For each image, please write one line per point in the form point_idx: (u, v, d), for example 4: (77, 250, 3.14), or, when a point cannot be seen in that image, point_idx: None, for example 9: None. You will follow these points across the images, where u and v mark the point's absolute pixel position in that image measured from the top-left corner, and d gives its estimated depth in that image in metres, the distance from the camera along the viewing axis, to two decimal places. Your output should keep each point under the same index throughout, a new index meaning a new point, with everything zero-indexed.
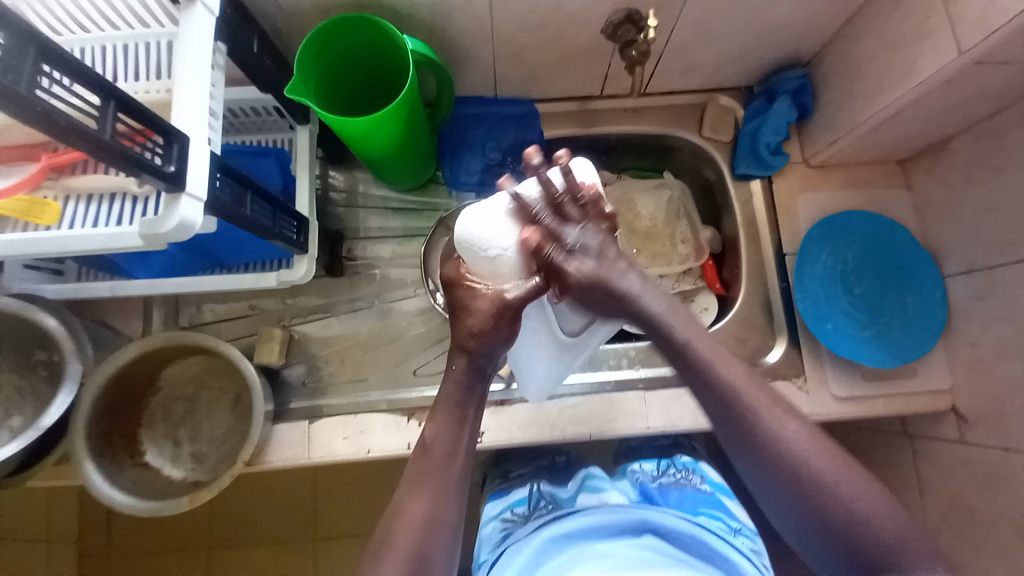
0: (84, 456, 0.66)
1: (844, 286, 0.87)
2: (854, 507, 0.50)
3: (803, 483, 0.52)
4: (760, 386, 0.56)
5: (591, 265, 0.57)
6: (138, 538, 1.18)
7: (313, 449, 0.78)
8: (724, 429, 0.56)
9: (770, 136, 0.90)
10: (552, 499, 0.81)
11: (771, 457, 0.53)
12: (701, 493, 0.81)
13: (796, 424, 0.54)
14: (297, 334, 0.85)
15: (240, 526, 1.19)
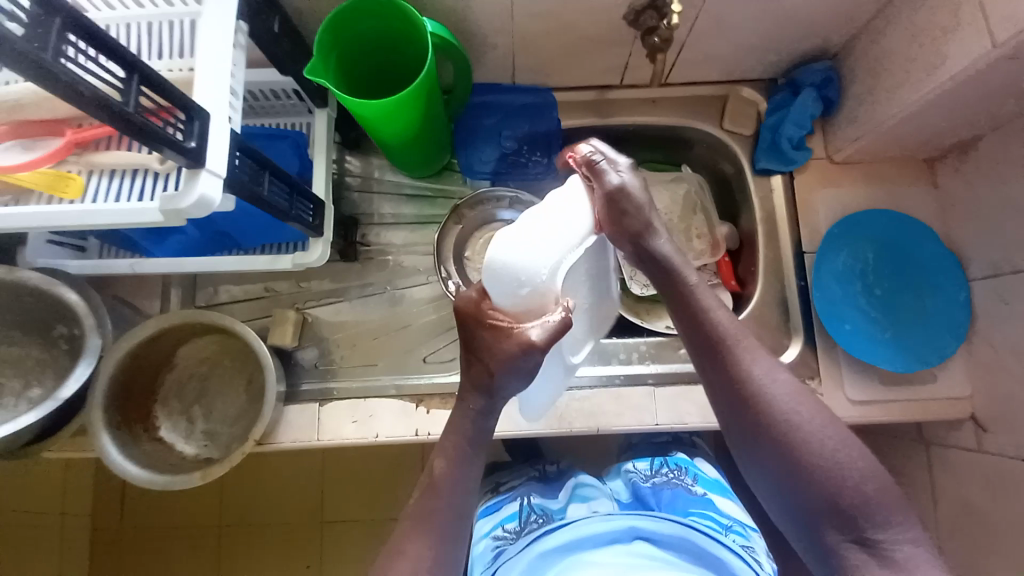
0: (101, 428, 0.68)
1: (862, 285, 0.85)
2: (836, 462, 0.52)
3: (785, 438, 0.54)
4: (755, 345, 0.58)
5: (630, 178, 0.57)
6: (150, 511, 1.22)
7: (322, 432, 0.79)
8: (718, 394, 0.58)
9: (792, 130, 0.88)
10: (544, 511, 0.79)
11: (759, 407, 0.55)
12: (692, 494, 0.80)
13: (788, 388, 0.55)
14: (310, 317, 0.86)
15: (248, 508, 1.22)
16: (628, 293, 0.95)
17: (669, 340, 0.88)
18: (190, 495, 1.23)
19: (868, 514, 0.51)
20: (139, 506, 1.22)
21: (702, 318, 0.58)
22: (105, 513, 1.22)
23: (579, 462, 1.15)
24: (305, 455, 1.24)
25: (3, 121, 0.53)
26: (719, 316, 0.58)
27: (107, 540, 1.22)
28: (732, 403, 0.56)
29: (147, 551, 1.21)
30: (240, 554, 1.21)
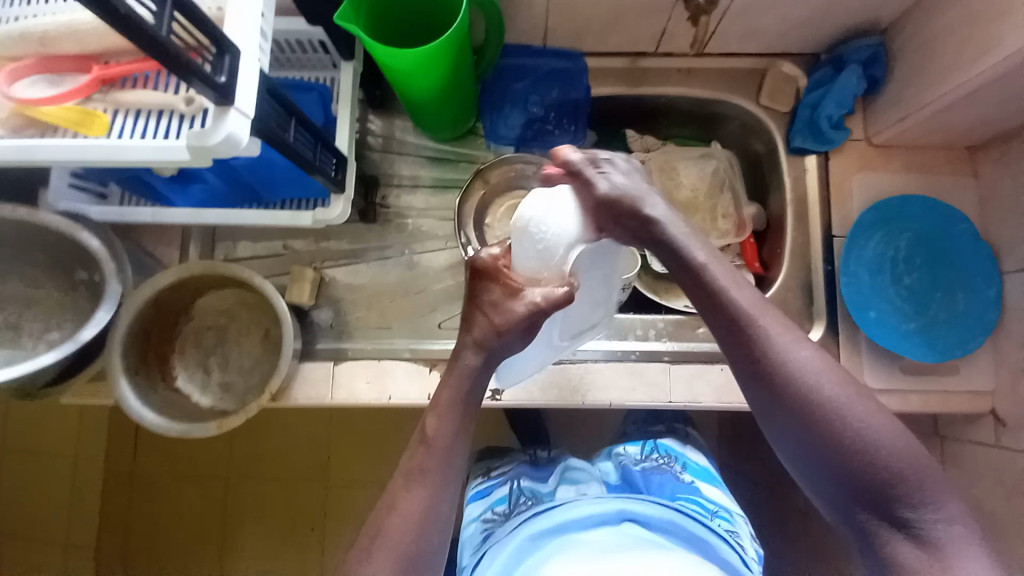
0: (119, 372, 0.68)
1: (892, 274, 0.83)
2: (872, 443, 0.49)
3: (811, 418, 0.51)
4: (772, 316, 0.54)
5: (617, 180, 0.58)
6: (159, 462, 1.24)
7: (335, 389, 0.79)
8: (743, 372, 0.54)
9: (833, 109, 0.85)
10: (534, 495, 0.79)
11: (783, 387, 0.52)
12: (680, 480, 0.80)
13: (814, 361, 0.52)
14: (326, 277, 0.85)
15: (257, 463, 1.24)
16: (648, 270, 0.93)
17: (687, 319, 0.86)
18: (201, 449, 1.25)
19: (906, 495, 0.48)
20: (149, 457, 1.25)
21: (719, 292, 0.54)
22: (115, 463, 1.24)
23: (582, 436, 1.15)
24: (313, 414, 1.25)
25: (32, 54, 0.53)
26: (737, 289, 0.55)
27: (114, 488, 1.24)
28: (758, 379, 0.53)
29: (155, 501, 1.23)
30: (247, 507, 1.23)
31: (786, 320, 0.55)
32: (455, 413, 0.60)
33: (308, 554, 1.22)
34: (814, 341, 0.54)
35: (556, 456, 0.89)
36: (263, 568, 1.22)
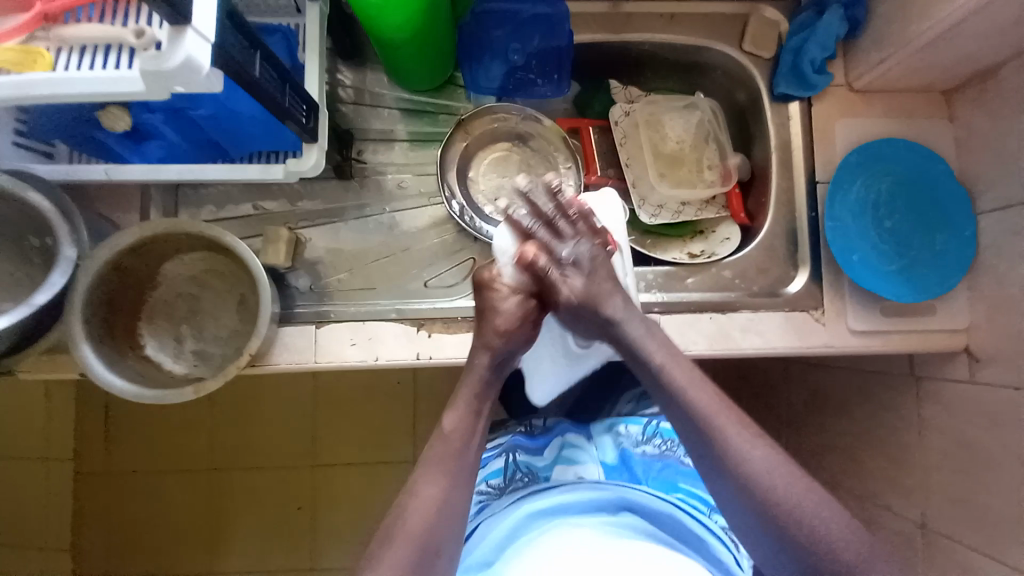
0: (81, 339, 0.63)
1: (874, 218, 0.83)
2: (821, 528, 0.54)
3: (765, 512, 0.55)
4: (729, 412, 0.60)
5: (579, 282, 0.68)
6: (138, 454, 1.24)
7: (320, 353, 0.76)
8: (704, 469, 0.60)
9: (816, 52, 0.84)
10: (529, 470, 0.80)
11: (710, 452, 0.59)
12: (683, 466, 0.79)
13: (765, 455, 0.57)
14: (303, 237, 0.80)
15: (241, 448, 1.24)
16: (636, 224, 0.91)
17: (677, 270, 0.85)
18: (180, 437, 1.24)
19: None
20: (126, 447, 1.24)
21: (657, 370, 0.64)
22: (89, 454, 1.23)
23: None
24: (296, 397, 1.26)
25: None
26: (672, 366, 0.64)
27: (90, 483, 1.23)
28: (719, 475, 0.58)
29: (136, 494, 1.23)
30: (232, 496, 1.23)
31: (744, 414, 0.61)
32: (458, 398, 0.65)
33: (298, 540, 1.22)
34: (766, 433, 0.59)
35: (552, 423, 0.89)
36: (253, 556, 1.22)
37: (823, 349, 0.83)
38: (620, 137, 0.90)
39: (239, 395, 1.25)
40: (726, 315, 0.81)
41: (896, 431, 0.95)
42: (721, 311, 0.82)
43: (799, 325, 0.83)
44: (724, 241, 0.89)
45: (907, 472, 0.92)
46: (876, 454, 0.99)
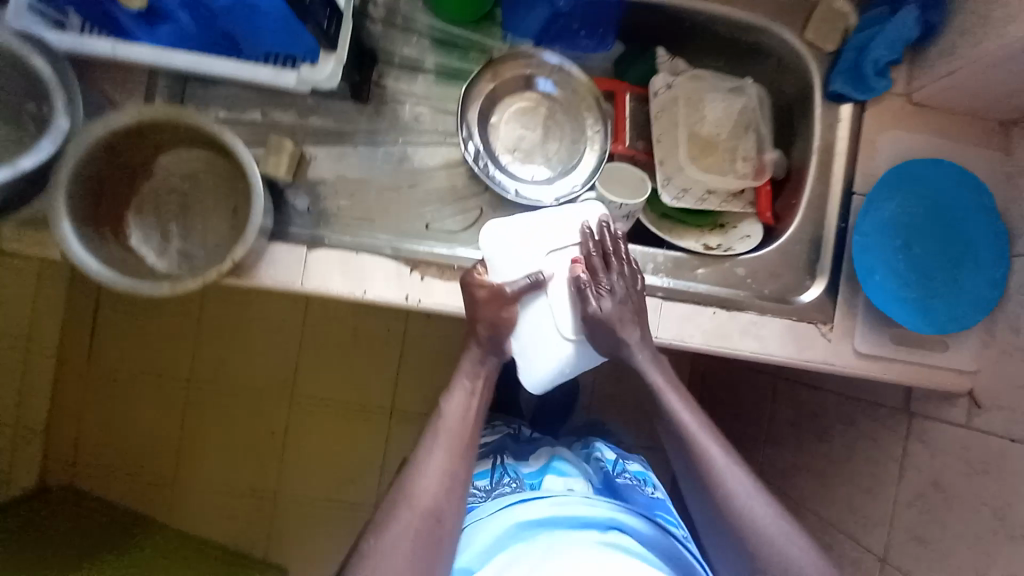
0: (62, 214, 0.60)
1: (901, 241, 0.79)
2: (781, 547, 0.63)
3: (736, 526, 0.64)
4: (717, 437, 0.68)
5: (610, 305, 0.68)
6: (120, 359, 1.35)
7: (307, 277, 0.73)
8: (687, 480, 0.68)
9: (882, 53, 0.79)
10: (516, 475, 0.79)
11: (722, 513, 0.65)
12: (650, 497, 0.77)
13: (741, 477, 0.66)
14: (308, 154, 0.77)
15: (221, 369, 1.37)
16: (655, 205, 0.86)
17: (688, 258, 0.81)
18: (166, 348, 1.36)
19: None
20: (112, 350, 1.35)
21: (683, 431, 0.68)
22: (74, 349, 1.32)
23: None
24: (279, 330, 1.38)
25: None
26: (699, 430, 0.68)
27: (69, 378, 1.33)
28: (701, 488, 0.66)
29: (115, 394, 1.35)
30: (206, 409, 1.36)
31: (728, 440, 0.69)
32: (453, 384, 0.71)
33: (266, 458, 1.36)
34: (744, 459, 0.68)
35: (537, 435, 0.93)
36: (221, 464, 1.36)
37: (820, 365, 0.79)
38: (656, 110, 0.84)
39: (226, 319, 1.37)
40: (728, 312, 0.77)
41: (875, 463, 0.92)
42: (725, 308, 0.78)
43: (801, 337, 0.79)
44: (741, 240, 0.84)
45: (876, 504, 0.91)
46: (849, 482, 0.97)
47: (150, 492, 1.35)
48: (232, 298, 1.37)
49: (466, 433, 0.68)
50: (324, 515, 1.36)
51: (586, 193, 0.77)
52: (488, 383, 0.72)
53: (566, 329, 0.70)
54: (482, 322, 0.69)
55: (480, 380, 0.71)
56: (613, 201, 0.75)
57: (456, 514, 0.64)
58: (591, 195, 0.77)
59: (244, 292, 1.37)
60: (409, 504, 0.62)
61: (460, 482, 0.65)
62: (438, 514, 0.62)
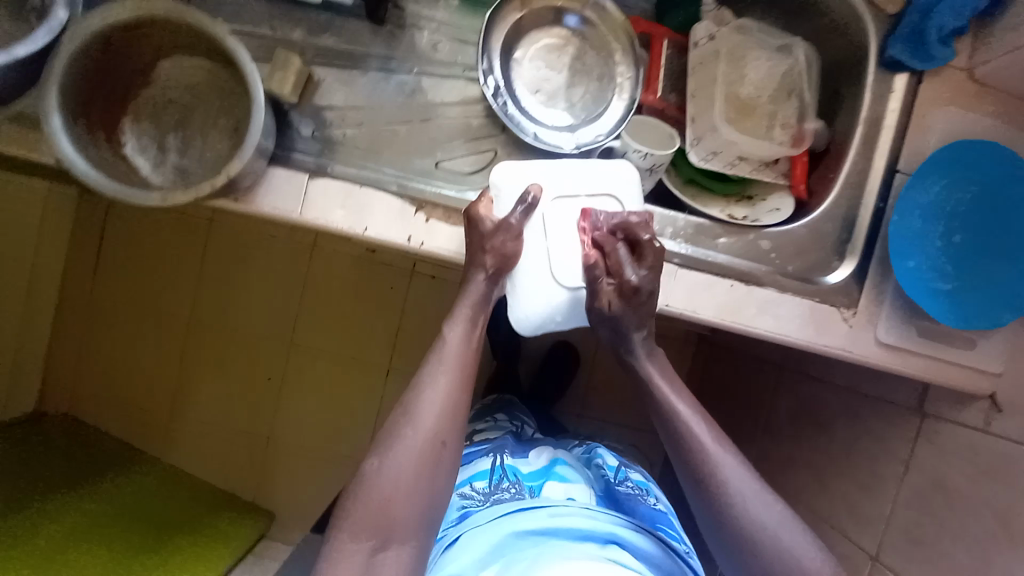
0: (52, 108, 0.57)
1: (942, 228, 0.73)
2: (776, 537, 0.60)
3: (727, 515, 0.62)
4: (708, 424, 0.67)
5: (620, 306, 0.68)
6: (125, 289, 1.35)
7: (307, 207, 0.69)
8: (678, 468, 0.67)
9: (947, 19, 0.72)
10: (516, 478, 0.75)
11: (727, 515, 0.62)
12: (654, 509, 0.74)
13: (734, 464, 0.64)
14: (316, 75, 0.72)
15: (220, 311, 1.35)
16: (681, 169, 0.81)
17: (710, 225, 0.75)
18: (167, 284, 1.35)
19: None
20: (114, 280, 1.35)
21: (682, 431, 0.66)
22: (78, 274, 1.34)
23: None
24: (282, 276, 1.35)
25: None
26: (701, 431, 0.66)
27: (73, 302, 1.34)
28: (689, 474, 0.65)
29: (118, 324, 1.35)
30: (205, 349, 1.35)
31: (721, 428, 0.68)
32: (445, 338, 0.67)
33: (261, 404, 1.35)
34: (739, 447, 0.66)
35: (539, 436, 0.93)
36: (215, 405, 1.36)
37: (837, 351, 0.74)
38: (695, 59, 0.78)
39: (228, 260, 1.35)
40: (746, 287, 0.73)
41: (876, 462, 0.88)
42: (744, 282, 0.73)
43: (820, 320, 0.74)
44: (772, 211, 0.79)
45: (873, 503, 0.87)
46: (847, 480, 0.93)
47: (147, 425, 1.36)
48: (237, 239, 1.34)
49: (468, 364, 0.66)
50: (315, 467, 1.36)
51: (611, 142, 0.72)
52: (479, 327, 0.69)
53: (561, 274, 0.70)
54: (488, 256, 0.66)
55: (481, 312, 0.69)
56: (637, 149, 0.71)
57: (459, 435, 0.62)
58: (615, 143, 0.72)
59: (248, 235, 1.35)
60: (414, 427, 0.60)
61: (461, 409, 0.63)
62: (442, 438, 0.61)
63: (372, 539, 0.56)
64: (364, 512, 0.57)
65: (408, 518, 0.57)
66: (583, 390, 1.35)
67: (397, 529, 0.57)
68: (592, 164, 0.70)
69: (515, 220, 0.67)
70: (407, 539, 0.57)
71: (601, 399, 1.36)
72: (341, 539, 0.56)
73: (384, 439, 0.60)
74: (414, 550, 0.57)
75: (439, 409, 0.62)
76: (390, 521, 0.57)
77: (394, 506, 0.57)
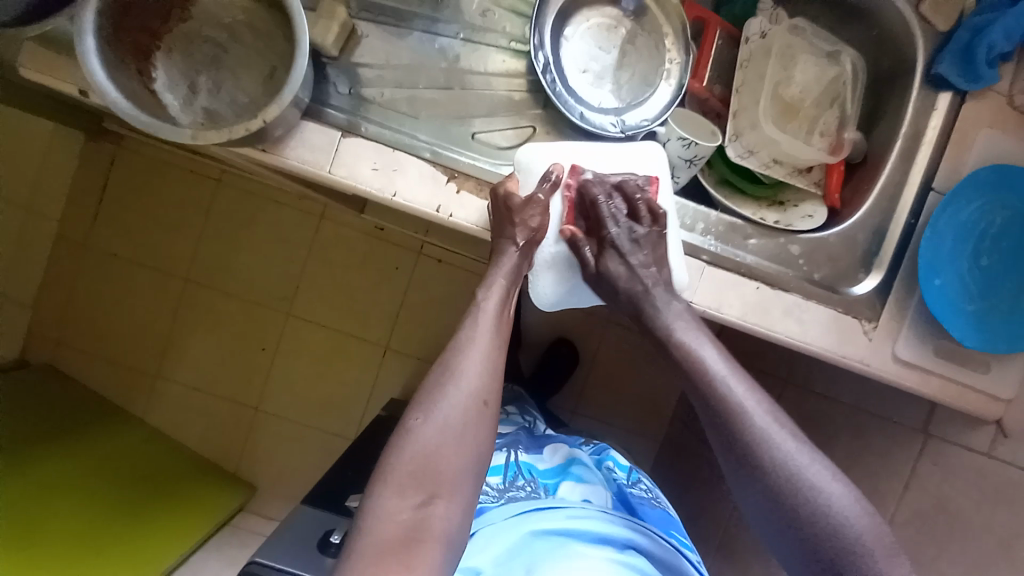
0: (87, 28, 0.55)
1: (973, 249, 0.72)
2: (843, 526, 0.53)
3: (783, 500, 0.55)
4: (761, 396, 0.60)
5: (620, 270, 0.68)
6: (122, 241, 1.31)
7: (336, 164, 0.66)
8: (722, 448, 0.59)
9: (998, 40, 0.71)
10: (531, 476, 0.76)
11: (771, 483, 0.55)
12: (665, 513, 0.76)
13: (792, 442, 0.57)
14: (359, 30, 0.71)
15: (218, 272, 1.32)
16: (715, 169, 0.81)
17: (743, 225, 0.75)
18: (165, 239, 1.32)
19: None
20: (112, 230, 1.31)
21: (721, 398, 0.59)
22: (76, 220, 1.30)
23: None
24: (287, 242, 1.32)
25: None
26: (752, 405, 0.58)
27: (70, 247, 1.31)
28: (736, 453, 0.57)
29: (113, 275, 1.32)
30: (199, 309, 1.32)
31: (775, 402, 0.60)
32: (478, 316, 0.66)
33: (254, 371, 1.32)
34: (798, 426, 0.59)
35: (550, 432, 0.92)
36: (206, 367, 1.32)
37: (855, 363, 0.73)
38: (744, 56, 0.80)
39: (232, 221, 1.32)
40: (772, 290, 0.72)
41: (875, 481, 0.89)
42: (770, 285, 0.72)
43: (843, 330, 0.72)
44: (805, 217, 0.78)
45: None
46: None
47: (132, 381, 1.32)
48: (244, 200, 1.31)
49: (503, 328, 0.66)
50: (306, 440, 1.32)
51: (656, 128, 0.73)
52: (506, 307, 0.67)
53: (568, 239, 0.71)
54: (521, 230, 0.66)
55: (515, 285, 0.69)
56: (681, 137, 0.71)
57: (500, 395, 0.63)
58: (660, 130, 0.72)
59: (254, 197, 1.31)
60: (457, 384, 0.60)
61: (499, 369, 0.63)
62: (484, 398, 0.61)
63: (418, 494, 0.55)
64: (408, 467, 0.56)
65: (454, 472, 0.56)
66: (580, 384, 1.33)
67: (444, 483, 0.56)
68: (617, 146, 0.71)
69: (543, 195, 0.67)
70: (455, 494, 0.56)
71: (596, 395, 1.33)
72: (386, 494, 0.55)
73: (427, 397, 0.60)
74: (461, 509, 0.56)
75: (481, 370, 0.62)
76: (435, 477, 0.56)
77: (441, 459, 0.56)
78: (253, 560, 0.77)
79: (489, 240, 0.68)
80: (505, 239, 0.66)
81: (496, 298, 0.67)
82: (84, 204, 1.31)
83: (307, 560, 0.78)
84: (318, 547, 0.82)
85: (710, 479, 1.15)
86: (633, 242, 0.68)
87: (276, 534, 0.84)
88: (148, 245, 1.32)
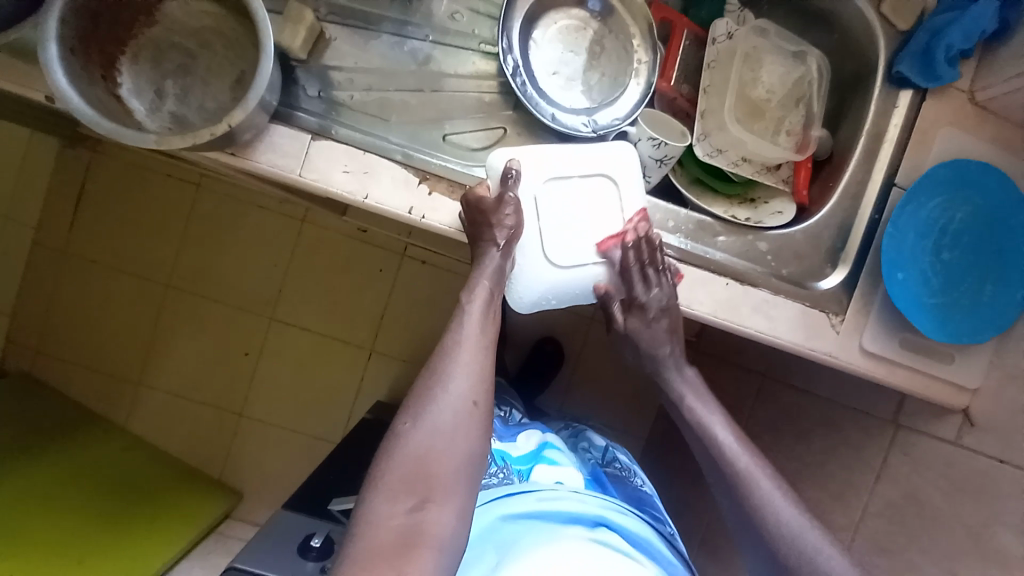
0: (50, 34, 0.55)
1: (935, 243, 0.74)
2: (791, 530, 0.62)
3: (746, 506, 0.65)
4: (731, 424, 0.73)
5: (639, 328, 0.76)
6: (98, 249, 1.30)
7: (307, 168, 0.66)
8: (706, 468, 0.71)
9: (956, 39, 0.73)
10: (504, 464, 0.77)
11: (758, 517, 0.64)
12: (639, 491, 0.77)
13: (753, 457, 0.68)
14: (328, 33, 0.71)
15: (199, 277, 1.31)
16: (687, 169, 0.82)
17: (711, 223, 0.76)
18: (144, 246, 1.30)
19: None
20: (88, 236, 1.29)
21: (710, 439, 0.71)
22: (51, 230, 1.29)
23: None
24: (269, 246, 1.31)
25: None
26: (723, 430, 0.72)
27: (44, 256, 1.29)
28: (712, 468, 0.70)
29: (89, 283, 1.30)
30: (180, 315, 1.31)
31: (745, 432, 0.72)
32: (467, 318, 0.66)
33: (236, 376, 1.32)
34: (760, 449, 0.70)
35: (525, 421, 0.92)
36: (188, 375, 1.31)
37: (823, 356, 0.74)
38: (710, 58, 0.81)
39: (211, 226, 1.31)
40: (742, 286, 0.73)
41: (848, 471, 0.91)
42: (740, 281, 0.73)
43: (811, 325, 0.74)
44: (774, 213, 0.80)
45: (843, 511, 0.90)
46: (821, 488, 0.94)
47: (112, 390, 1.31)
48: (223, 205, 1.30)
49: (490, 331, 0.67)
50: (291, 444, 1.32)
51: (627, 127, 0.73)
52: (495, 309, 0.68)
53: (557, 256, 0.71)
54: (502, 231, 0.67)
55: (499, 286, 0.69)
56: (651, 137, 0.72)
57: (490, 396, 0.63)
58: (630, 129, 0.73)
59: (235, 202, 1.30)
60: (446, 390, 0.61)
61: (488, 371, 0.64)
62: (474, 399, 0.61)
63: (410, 499, 0.55)
64: (399, 473, 0.56)
65: (445, 476, 0.57)
66: (566, 381, 1.33)
67: (437, 487, 0.56)
68: (585, 145, 0.71)
69: (514, 194, 0.67)
70: (448, 498, 0.56)
71: (582, 393, 1.33)
72: (377, 500, 0.55)
73: (415, 403, 0.60)
74: (456, 513, 0.56)
75: (470, 370, 0.63)
76: (428, 480, 0.56)
77: (433, 462, 0.57)
78: (233, 563, 0.76)
79: (466, 241, 0.69)
80: (484, 242, 0.67)
81: (484, 294, 0.67)
82: (59, 213, 1.29)
83: (287, 564, 0.79)
84: (299, 551, 0.82)
85: (692, 475, 1.17)
86: (658, 308, 0.73)
87: (258, 538, 0.84)
88: (126, 253, 1.31)
